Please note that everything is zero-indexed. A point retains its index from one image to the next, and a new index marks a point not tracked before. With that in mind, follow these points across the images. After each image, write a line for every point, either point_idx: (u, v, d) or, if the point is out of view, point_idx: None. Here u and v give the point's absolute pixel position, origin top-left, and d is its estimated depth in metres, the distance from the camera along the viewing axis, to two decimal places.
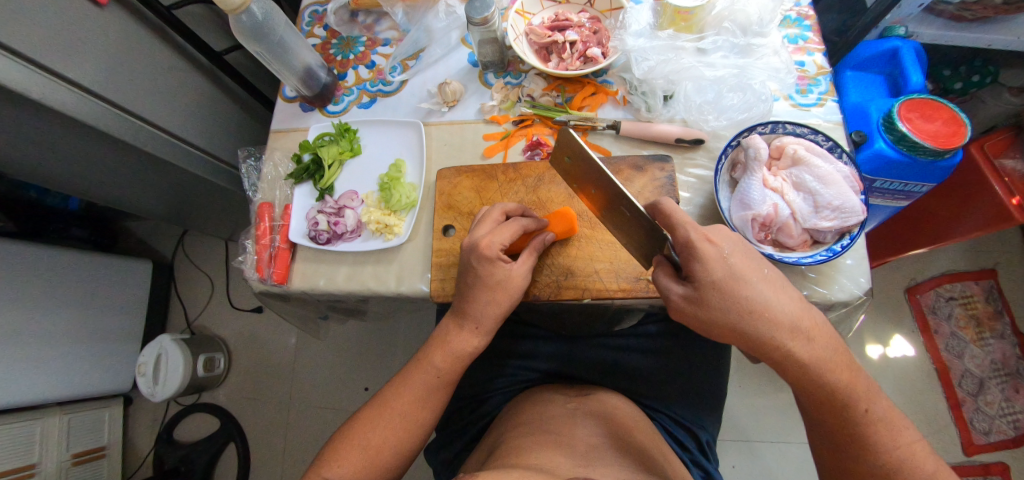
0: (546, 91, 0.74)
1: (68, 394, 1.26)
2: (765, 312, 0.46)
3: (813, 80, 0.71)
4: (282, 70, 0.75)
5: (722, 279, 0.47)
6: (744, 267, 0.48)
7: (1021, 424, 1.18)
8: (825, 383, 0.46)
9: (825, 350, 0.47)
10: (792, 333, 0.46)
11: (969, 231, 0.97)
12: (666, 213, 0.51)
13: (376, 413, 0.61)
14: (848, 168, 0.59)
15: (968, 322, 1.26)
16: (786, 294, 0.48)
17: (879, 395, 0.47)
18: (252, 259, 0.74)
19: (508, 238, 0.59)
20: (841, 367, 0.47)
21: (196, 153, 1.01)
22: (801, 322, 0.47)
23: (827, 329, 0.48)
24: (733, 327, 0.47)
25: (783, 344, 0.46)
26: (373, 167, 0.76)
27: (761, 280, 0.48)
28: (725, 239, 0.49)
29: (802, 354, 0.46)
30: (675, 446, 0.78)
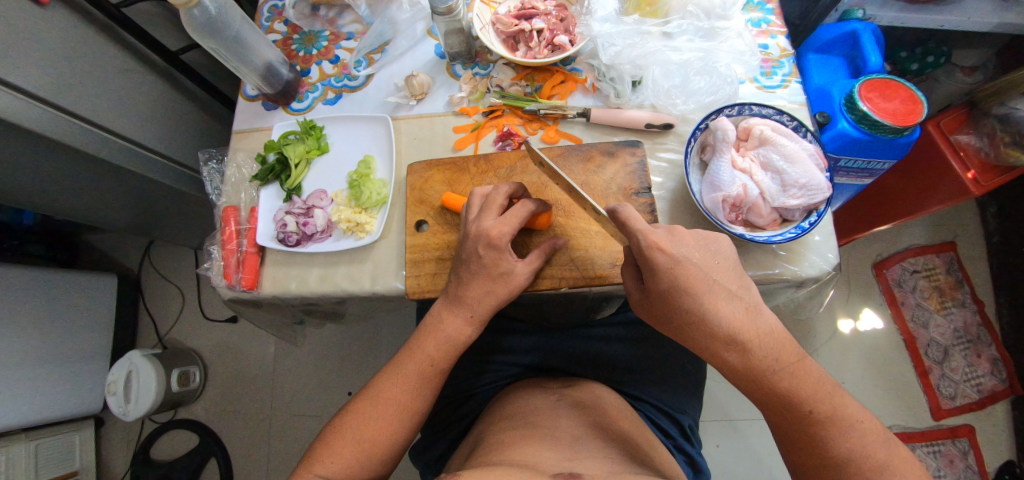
0: (515, 81, 0.73)
1: (32, 420, 1.20)
2: (702, 324, 0.45)
3: (777, 62, 0.72)
4: (241, 67, 0.71)
5: (668, 291, 0.46)
6: (690, 279, 0.45)
7: (984, 387, 1.24)
8: (767, 389, 0.46)
9: (764, 360, 0.45)
10: (727, 345, 0.45)
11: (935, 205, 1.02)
12: (625, 224, 0.46)
13: (366, 407, 0.58)
14: (813, 146, 0.61)
15: (933, 293, 1.31)
16: (727, 305, 0.45)
17: (830, 396, 0.45)
18: (219, 265, 0.71)
19: (518, 227, 0.57)
20: (788, 374, 0.45)
21: (155, 159, 0.97)
22: (737, 333, 0.45)
23: (770, 340, 0.45)
24: (679, 330, 0.48)
25: (720, 353, 0.46)
26: (341, 165, 0.74)
27: (706, 291, 0.45)
28: (679, 246, 0.47)
29: (739, 362, 0.46)
30: (659, 433, 0.79)
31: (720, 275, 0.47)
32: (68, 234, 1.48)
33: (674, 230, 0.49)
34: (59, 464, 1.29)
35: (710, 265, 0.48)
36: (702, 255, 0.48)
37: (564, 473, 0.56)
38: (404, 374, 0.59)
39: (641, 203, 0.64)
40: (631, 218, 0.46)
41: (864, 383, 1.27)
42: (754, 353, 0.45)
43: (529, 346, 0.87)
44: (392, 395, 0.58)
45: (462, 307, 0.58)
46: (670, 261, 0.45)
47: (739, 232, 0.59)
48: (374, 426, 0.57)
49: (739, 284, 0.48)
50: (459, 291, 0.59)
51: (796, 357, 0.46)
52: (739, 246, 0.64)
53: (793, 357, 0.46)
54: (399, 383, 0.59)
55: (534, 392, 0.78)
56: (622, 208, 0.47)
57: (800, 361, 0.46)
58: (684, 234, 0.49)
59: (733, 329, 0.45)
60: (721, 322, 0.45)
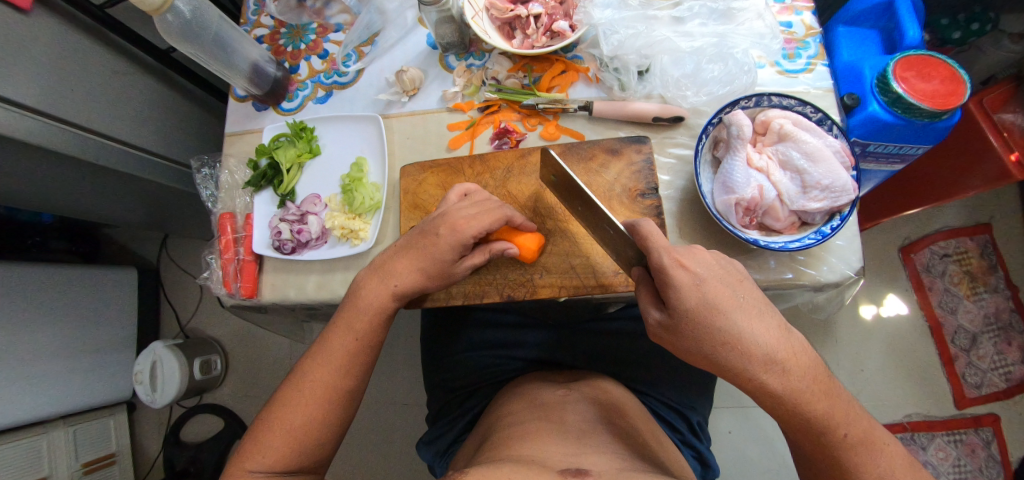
0: (512, 72, 0.69)
1: (68, 409, 1.21)
2: (738, 344, 0.41)
3: (801, 43, 0.65)
4: (226, 71, 0.69)
5: (696, 308, 0.42)
6: (719, 295, 0.42)
7: (1013, 376, 1.18)
8: (804, 415, 0.42)
9: (802, 383, 0.41)
10: (765, 367, 0.41)
11: (972, 188, 0.94)
12: (647, 241, 0.44)
13: (292, 390, 0.53)
14: (838, 142, 0.55)
15: (963, 278, 1.24)
16: (759, 323, 0.42)
17: (860, 416, 0.43)
18: (218, 274, 0.70)
19: (486, 226, 0.54)
20: (824, 394, 0.42)
21: (153, 158, 0.95)
22: (773, 353, 0.41)
23: (805, 358, 0.42)
24: (709, 356, 0.43)
25: (756, 377, 0.41)
26: (334, 167, 0.72)
27: (736, 306, 0.42)
28: (700, 264, 0.44)
29: (778, 386, 0.41)
30: (667, 429, 0.77)
31: (746, 293, 0.44)
32: (90, 228, 1.47)
33: (693, 248, 0.46)
34: (97, 448, 1.31)
35: (734, 283, 0.44)
36: (726, 273, 0.45)
37: (571, 469, 0.53)
38: (336, 351, 0.54)
39: (646, 205, 0.60)
40: (651, 232, 0.45)
41: (885, 371, 1.23)
42: (792, 376, 0.41)
43: (535, 342, 0.84)
44: (321, 375, 0.53)
45: (389, 277, 0.56)
46: (691, 279, 0.43)
47: (753, 238, 0.55)
48: (303, 412, 0.51)
49: (765, 302, 0.44)
50: (393, 263, 0.57)
51: (828, 375, 0.43)
52: (754, 250, 0.60)
53: (825, 377, 0.42)
54: (325, 361, 0.54)
55: (535, 392, 0.73)
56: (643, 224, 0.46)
57: (833, 379, 0.43)
58: (701, 252, 0.46)
59: (770, 348, 0.41)
60: (755, 341, 0.41)
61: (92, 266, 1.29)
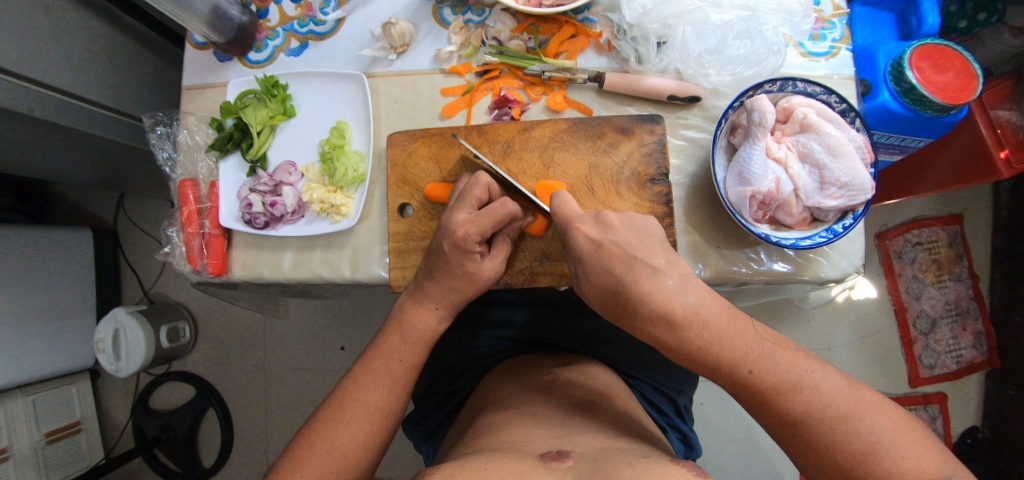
0: (516, 33, 0.62)
1: (22, 378, 1.10)
2: (630, 303, 0.45)
3: (827, 23, 0.62)
4: (180, 13, 0.58)
5: (596, 270, 0.47)
6: (614, 258, 0.46)
7: (964, 359, 1.21)
8: (705, 359, 0.43)
9: (691, 333, 0.43)
10: (654, 323, 0.44)
11: (934, 187, 0.96)
12: (556, 210, 0.50)
13: (335, 410, 0.52)
14: (860, 136, 0.52)
15: (931, 266, 1.24)
16: (650, 282, 0.44)
17: (771, 353, 0.42)
18: (181, 249, 0.64)
19: (490, 230, 0.50)
20: (716, 339, 0.42)
21: (100, 111, 0.82)
22: (662, 310, 0.43)
23: (695, 309, 0.43)
24: (613, 311, 0.47)
25: (650, 330, 0.44)
26: (312, 131, 0.65)
27: (628, 269, 0.45)
28: (603, 229, 0.47)
29: (670, 337, 0.43)
30: (652, 412, 0.72)
31: (645, 252, 0.46)
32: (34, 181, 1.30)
33: (602, 214, 0.49)
34: (59, 417, 1.22)
35: (635, 244, 0.46)
36: (628, 235, 0.47)
37: (553, 450, 0.47)
38: (380, 372, 0.54)
39: (656, 191, 0.56)
40: (565, 204, 0.49)
41: (851, 351, 1.24)
42: (680, 327, 0.43)
43: (522, 320, 0.78)
44: (365, 395, 0.53)
45: (429, 299, 0.54)
46: (591, 245, 0.47)
47: (766, 233, 0.53)
48: (346, 431, 0.50)
49: (665, 260, 0.46)
50: (427, 285, 0.54)
51: (726, 320, 0.43)
52: (758, 241, 0.58)
53: (725, 321, 0.43)
54: (371, 382, 0.53)
55: (526, 369, 0.69)
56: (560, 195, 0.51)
57: (732, 322, 0.43)
58: (611, 219, 0.48)
59: (662, 307, 0.43)
60: (646, 300, 0.44)
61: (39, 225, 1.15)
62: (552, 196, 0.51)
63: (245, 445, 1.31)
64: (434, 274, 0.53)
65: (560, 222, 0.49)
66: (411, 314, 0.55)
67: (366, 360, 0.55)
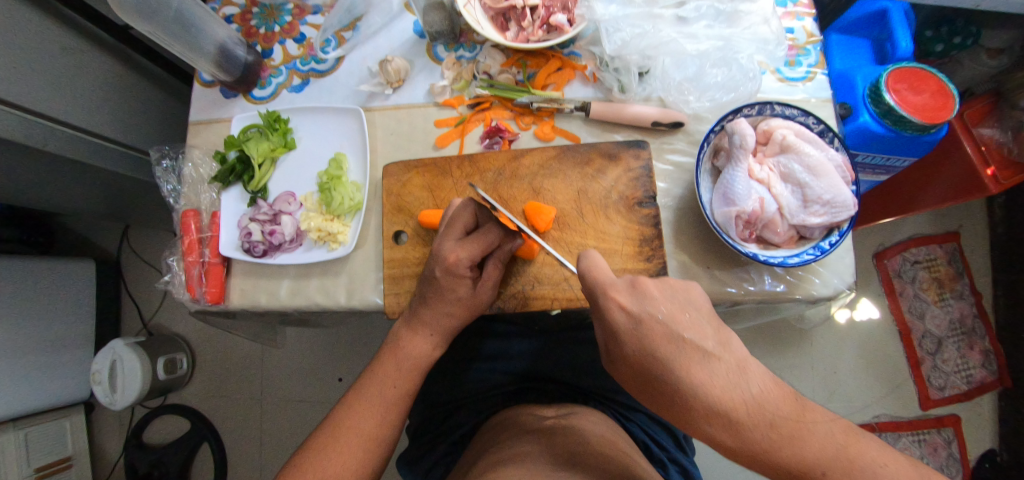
0: (505, 68, 0.65)
1: (14, 412, 1.09)
2: (678, 394, 0.38)
3: (802, 50, 0.65)
4: (189, 53, 0.64)
5: (634, 351, 0.41)
6: (655, 339, 0.40)
7: (975, 379, 1.18)
8: (768, 461, 0.36)
9: (754, 433, 0.36)
10: (708, 420, 0.37)
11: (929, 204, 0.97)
12: (587, 275, 0.46)
13: (328, 440, 0.51)
14: (839, 155, 0.54)
15: (932, 284, 1.23)
16: (702, 371, 0.38)
17: (846, 450, 0.34)
18: (181, 278, 0.66)
19: (480, 255, 0.52)
20: (785, 440, 0.35)
21: (108, 145, 0.86)
22: (717, 405, 0.37)
23: (756, 403, 0.36)
24: (658, 401, 0.41)
25: (705, 429, 0.38)
26: (311, 163, 0.67)
27: (676, 354, 0.39)
28: (643, 302, 0.42)
29: (728, 439, 0.36)
30: (651, 445, 0.69)
31: (692, 332, 0.40)
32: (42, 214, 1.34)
33: (638, 281, 0.44)
34: (50, 452, 1.20)
35: (680, 320, 0.41)
36: (670, 309, 0.42)
37: None
38: (374, 399, 0.54)
39: (644, 214, 0.57)
40: (598, 270, 0.45)
41: (858, 373, 1.21)
42: (742, 426, 0.36)
43: (519, 347, 0.78)
44: (359, 423, 0.52)
45: (424, 326, 0.55)
46: (628, 320, 0.42)
47: (752, 251, 0.54)
48: (338, 461, 0.50)
49: (718, 341, 0.40)
50: (421, 312, 0.55)
51: (794, 414, 0.36)
52: (748, 260, 0.59)
53: (792, 414, 0.36)
54: (364, 410, 0.53)
55: (523, 422, 0.65)
56: (590, 257, 0.47)
57: (799, 414, 0.36)
58: (649, 287, 0.43)
59: (713, 400, 0.37)
60: (697, 392, 0.37)
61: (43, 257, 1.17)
62: (581, 256, 0.47)
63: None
64: (427, 301, 0.54)
65: (595, 294, 0.45)
66: (405, 343, 0.56)
67: (360, 388, 0.55)
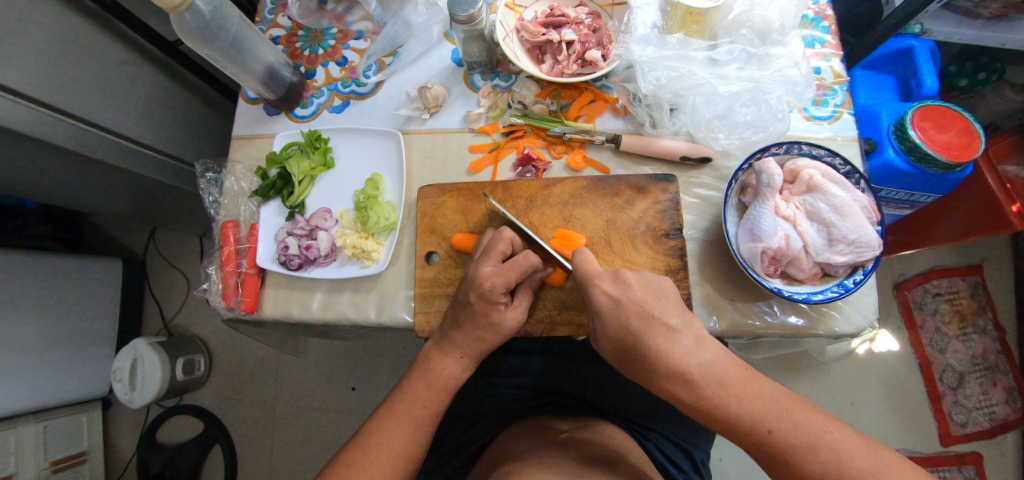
0: (539, 98, 0.69)
1: (35, 406, 1.13)
2: (649, 361, 0.44)
3: (829, 90, 0.67)
4: (239, 73, 0.67)
5: (613, 327, 0.47)
6: (631, 316, 0.46)
7: (997, 416, 1.16)
8: (721, 418, 0.42)
9: (708, 391, 0.42)
10: (671, 380, 0.43)
11: (948, 238, 0.97)
12: (580, 268, 0.52)
13: (359, 455, 0.53)
14: (865, 196, 0.55)
15: (953, 318, 1.22)
16: (666, 341, 0.44)
17: (789, 413, 0.40)
18: (219, 287, 0.69)
19: (513, 281, 0.54)
20: (736, 400, 0.41)
21: (151, 155, 0.90)
22: (678, 368, 0.43)
23: (712, 368, 0.42)
24: (634, 370, 0.46)
25: (668, 389, 0.44)
26: (349, 182, 0.70)
27: (647, 328, 0.45)
28: (623, 287, 0.49)
29: (687, 396, 0.43)
30: (667, 468, 0.70)
31: (661, 311, 0.46)
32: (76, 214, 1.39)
33: (620, 272, 0.50)
34: (67, 446, 1.23)
35: (651, 302, 0.47)
36: (644, 293, 0.48)
37: None
38: (403, 417, 0.56)
39: (670, 246, 0.59)
40: (586, 263, 0.52)
41: (875, 406, 1.20)
42: (700, 387, 0.42)
43: (538, 368, 0.79)
44: (388, 440, 0.54)
45: (453, 346, 0.57)
46: (609, 302, 0.48)
47: (777, 287, 0.55)
48: (367, 474, 0.52)
49: (682, 318, 0.46)
50: (452, 333, 0.57)
51: (742, 379, 0.42)
52: (771, 294, 0.60)
53: (740, 378, 0.42)
54: (394, 427, 0.55)
55: (542, 432, 0.66)
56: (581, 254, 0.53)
57: (748, 380, 0.42)
58: (629, 277, 0.49)
59: (676, 364, 0.43)
60: (664, 359, 0.44)
61: (74, 256, 1.21)
62: (575, 253, 0.54)
63: None
64: (458, 321, 0.56)
65: (583, 282, 0.50)
66: (435, 363, 0.58)
67: (389, 406, 0.57)
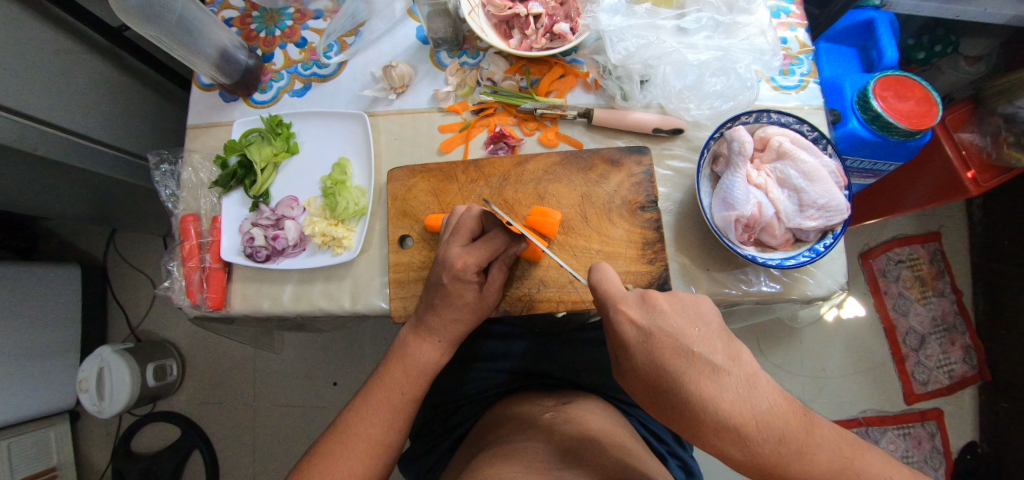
0: (509, 75, 0.67)
1: None
2: (692, 410, 0.38)
3: (795, 60, 0.67)
4: (190, 57, 0.63)
5: (646, 366, 0.41)
6: (668, 353, 0.40)
7: (956, 374, 1.22)
8: (775, 475, 0.37)
9: (763, 447, 0.37)
10: (720, 435, 0.37)
11: (908, 207, 1.01)
12: (600, 288, 0.47)
13: (337, 444, 0.52)
14: (832, 162, 0.56)
15: (914, 283, 1.27)
16: (714, 387, 0.38)
17: (850, 462, 0.37)
18: (181, 284, 0.65)
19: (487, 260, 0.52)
20: (794, 455, 0.37)
21: (101, 149, 0.84)
22: (728, 421, 0.37)
23: (770, 421, 0.37)
24: (669, 415, 0.41)
25: (715, 442, 0.38)
26: (315, 168, 0.68)
27: (688, 370, 0.39)
28: (653, 317, 0.42)
29: (738, 452, 0.37)
30: (652, 440, 0.71)
31: (703, 346, 0.40)
32: (24, 218, 1.30)
33: (647, 294, 0.44)
34: (34, 463, 1.17)
35: (690, 333, 0.41)
36: (681, 322, 0.42)
37: None
38: (382, 404, 0.54)
39: (646, 218, 0.59)
40: (608, 282, 0.47)
41: (845, 370, 1.25)
42: (753, 442, 0.37)
43: (520, 350, 0.78)
44: (367, 429, 0.53)
45: (433, 333, 0.56)
46: (638, 333, 0.42)
47: (751, 254, 0.55)
48: (347, 465, 0.50)
49: (727, 354, 0.40)
50: (428, 317, 0.55)
51: (800, 429, 0.37)
52: (746, 263, 0.61)
53: (800, 431, 0.37)
54: (373, 416, 0.54)
55: (525, 414, 0.65)
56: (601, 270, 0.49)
57: (807, 432, 0.37)
58: (659, 302, 0.43)
59: (725, 415, 0.37)
60: (710, 408, 0.38)
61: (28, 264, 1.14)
62: (593, 266, 0.50)
63: None
64: (433, 304, 0.55)
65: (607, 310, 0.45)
66: (413, 348, 0.56)
67: (366, 395, 0.55)
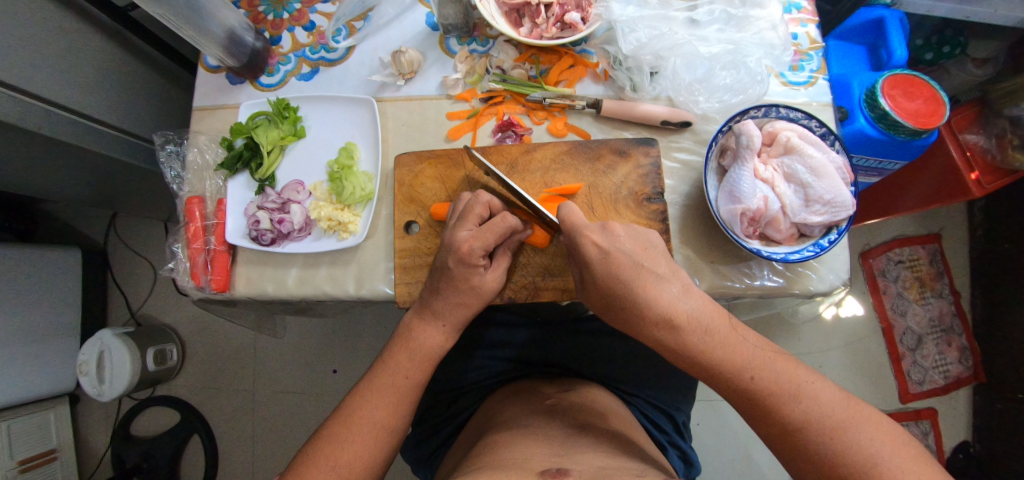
0: (518, 63, 0.67)
1: None
2: (637, 309, 0.46)
3: (805, 56, 0.67)
4: (198, 37, 0.62)
5: (602, 277, 0.48)
6: (621, 267, 0.47)
7: (951, 374, 1.24)
8: (705, 365, 0.45)
9: (693, 337, 0.45)
10: (658, 327, 0.45)
11: (911, 207, 1.01)
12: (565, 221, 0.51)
13: (343, 428, 0.52)
14: (840, 158, 0.56)
15: (913, 283, 1.28)
16: (656, 289, 0.46)
17: (771, 361, 0.44)
18: (185, 265, 0.65)
19: (493, 245, 0.53)
20: (720, 346, 0.44)
21: (105, 131, 0.84)
22: (666, 315, 0.45)
23: (699, 315, 0.45)
24: (621, 318, 0.49)
25: (654, 335, 0.46)
26: (322, 152, 0.67)
27: (635, 277, 0.46)
28: (611, 238, 0.49)
29: (672, 341, 0.45)
30: (652, 430, 0.72)
31: (650, 261, 0.48)
32: (26, 201, 1.30)
33: (608, 223, 0.50)
34: (34, 444, 1.17)
35: (640, 253, 0.48)
36: (633, 243, 0.49)
37: (553, 467, 0.48)
38: (387, 389, 0.55)
39: (652, 209, 0.59)
40: (573, 215, 0.50)
41: (842, 368, 1.26)
42: (684, 331, 0.45)
43: (522, 340, 0.79)
44: (373, 412, 0.53)
45: (438, 318, 0.56)
46: (598, 253, 0.48)
47: (756, 248, 0.55)
48: (353, 449, 0.51)
49: (670, 268, 0.48)
50: (433, 303, 0.56)
51: (727, 327, 0.45)
52: (750, 256, 0.61)
53: (725, 327, 0.45)
54: (378, 399, 0.54)
55: (526, 400, 0.66)
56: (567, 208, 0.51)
57: (732, 330, 0.45)
58: (617, 228, 0.49)
59: (664, 310, 0.45)
60: (651, 305, 0.45)
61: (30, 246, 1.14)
62: (560, 205, 0.52)
63: (232, 472, 1.27)
64: (440, 289, 0.55)
65: (568, 233, 0.50)
66: (418, 333, 0.57)
67: (372, 379, 0.56)
